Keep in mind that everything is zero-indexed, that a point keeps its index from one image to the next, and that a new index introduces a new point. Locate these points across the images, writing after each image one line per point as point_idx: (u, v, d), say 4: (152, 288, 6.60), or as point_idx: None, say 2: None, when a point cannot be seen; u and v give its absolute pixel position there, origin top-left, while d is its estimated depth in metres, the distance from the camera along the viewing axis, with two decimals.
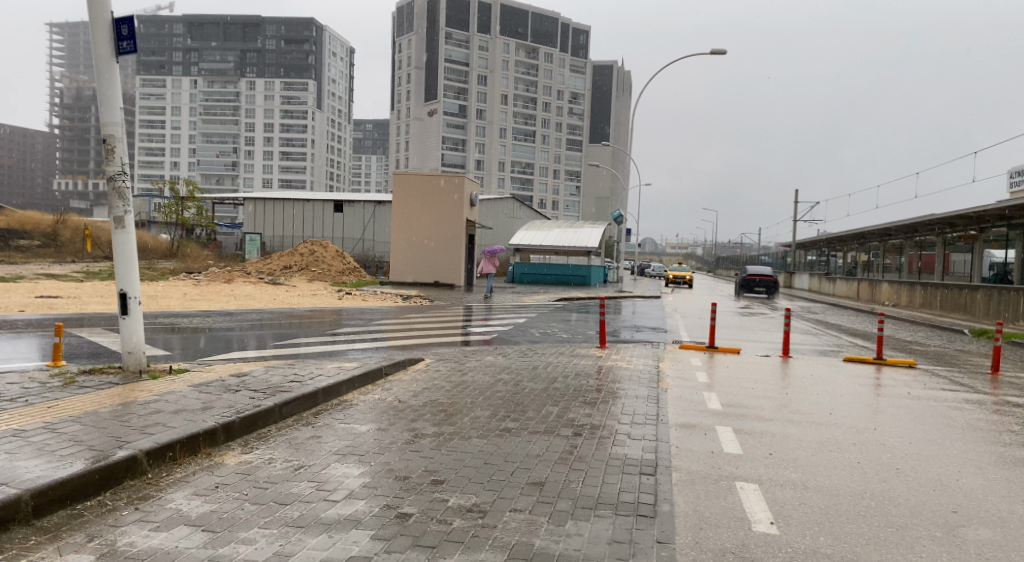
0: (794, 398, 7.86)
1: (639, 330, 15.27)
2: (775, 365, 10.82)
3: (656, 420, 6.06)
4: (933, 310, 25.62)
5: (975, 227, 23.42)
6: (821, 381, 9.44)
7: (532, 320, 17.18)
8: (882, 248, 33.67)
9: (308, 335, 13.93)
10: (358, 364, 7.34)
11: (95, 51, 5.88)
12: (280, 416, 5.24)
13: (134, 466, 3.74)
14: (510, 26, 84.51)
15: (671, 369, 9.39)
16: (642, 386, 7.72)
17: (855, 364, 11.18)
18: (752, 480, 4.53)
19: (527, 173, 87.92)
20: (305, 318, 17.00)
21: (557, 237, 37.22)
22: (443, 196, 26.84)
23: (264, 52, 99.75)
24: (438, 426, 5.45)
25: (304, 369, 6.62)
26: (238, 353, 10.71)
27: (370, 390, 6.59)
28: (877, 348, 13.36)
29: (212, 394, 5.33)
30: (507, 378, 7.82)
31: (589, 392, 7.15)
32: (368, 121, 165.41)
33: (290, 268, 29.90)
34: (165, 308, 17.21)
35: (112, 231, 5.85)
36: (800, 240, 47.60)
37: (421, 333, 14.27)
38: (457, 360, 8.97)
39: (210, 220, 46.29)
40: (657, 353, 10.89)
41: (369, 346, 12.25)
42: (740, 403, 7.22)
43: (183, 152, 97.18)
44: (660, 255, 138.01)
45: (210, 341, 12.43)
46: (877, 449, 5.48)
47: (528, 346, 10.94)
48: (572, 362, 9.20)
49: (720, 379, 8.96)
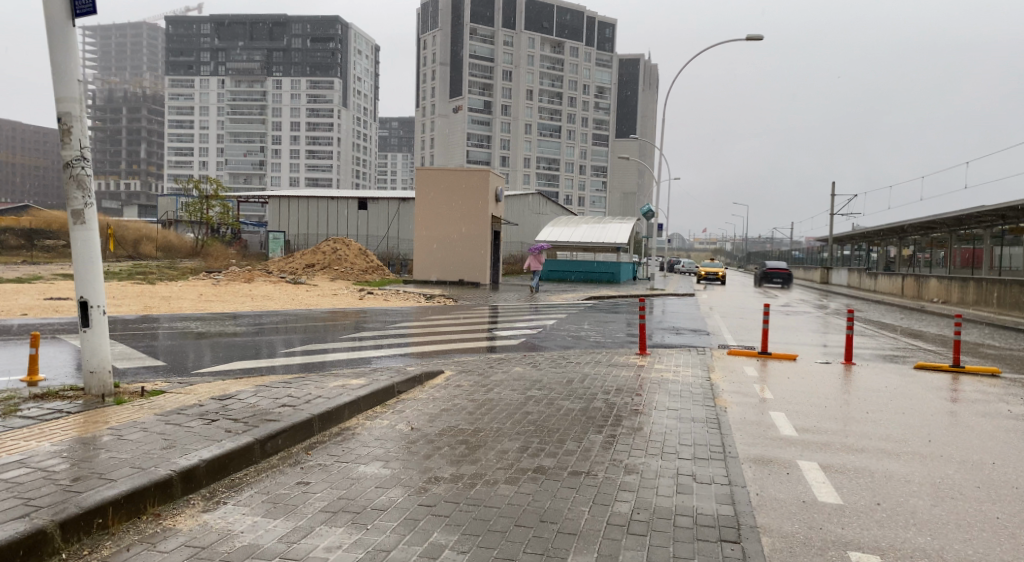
0: (878, 416, 6.67)
1: (677, 332, 14.13)
2: (837, 375, 9.53)
3: (722, 454, 4.98)
4: (989, 308, 23.86)
5: None
6: (899, 393, 8.14)
7: (563, 321, 16.12)
8: (924, 242, 31.92)
9: (327, 339, 13.00)
10: (366, 380, 6.31)
11: (47, 13, 4.94)
12: (261, 453, 4.26)
13: (39, 542, 2.80)
14: (535, 20, 83.27)
15: (724, 381, 8.24)
16: (695, 404, 6.61)
17: (928, 372, 9.87)
18: (870, 550, 3.42)
19: (552, 169, 86.67)
20: (325, 319, 16.08)
21: (586, 233, 36.06)
22: (469, 190, 25.83)
23: (290, 51, 99.62)
24: (456, 467, 4.42)
25: (300, 389, 5.63)
26: (254, 360, 9.88)
27: (379, 414, 5.56)
28: (949, 354, 11.94)
29: (181, 426, 4.35)
30: (538, 395, 6.75)
31: (632, 414, 6.08)
32: (394, 119, 165.87)
33: (313, 267, 29.15)
34: (180, 311, 16.43)
35: (70, 227, 4.96)
36: (836, 234, 45.67)
37: (444, 337, 13.22)
38: (482, 372, 7.91)
39: (235, 219, 46.06)
40: (704, 360, 9.70)
41: (391, 351, 11.28)
42: (817, 426, 6.11)
43: (212, 150, 99.51)
44: (688, 251, 135.56)
45: (226, 346, 11.55)
46: (1011, 495, 4.29)
47: (561, 353, 9.88)
48: (611, 374, 8.08)
49: (782, 395, 7.79)
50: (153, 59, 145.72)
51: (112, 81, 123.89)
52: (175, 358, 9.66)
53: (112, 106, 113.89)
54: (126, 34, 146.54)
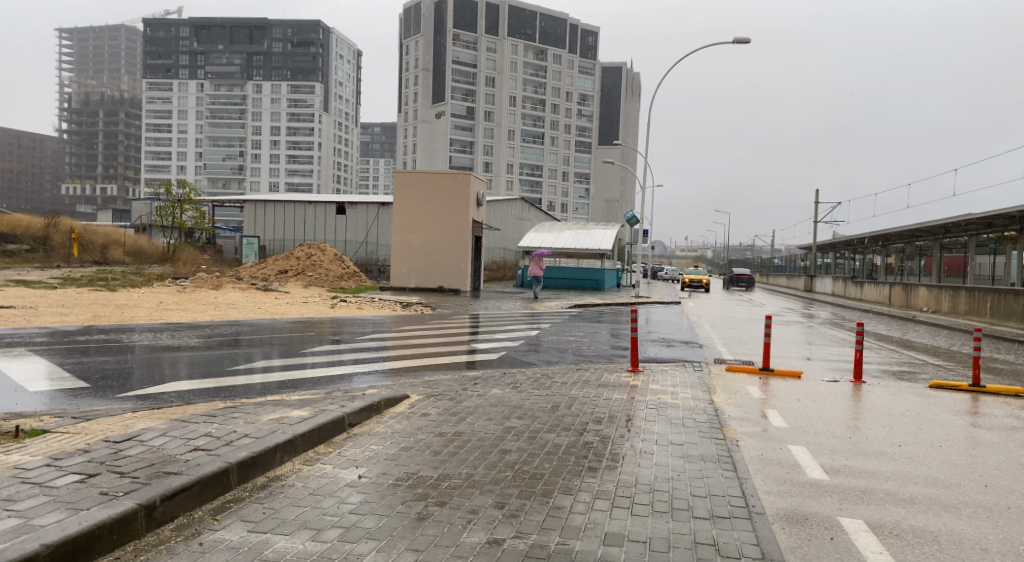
0: (913, 448, 5.77)
1: (669, 345, 13.19)
2: (848, 396, 8.57)
3: (747, 512, 4.00)
4: (982, 318, 23.15)
5: (1017, 226, 21.32)
6: (924, 417, 7.21)
7: (547, 331, 15.15)
8: (909, 250, 31.37)
9: (296, 351, 11.87)
10: (311, 411, 5.28)
11: None
12: (147, 525, 3.21)
13: None
14: (518, 27, 82.58)
15: (730, 406, 7.29)
16: (701, 437, 5.64)
17: (945, 392, 8.96)
18: None
19: (536, 175, 85.96)
20: (296, 330, 14.94)
21: (570, 240, 35.31)
22: (450, 193, 24.81)
23: (271, 54, 98.19)
24: (410, 539, 3.39)
25: (224, 425, 4.58)
26: (210, 375, 8.75)
27: (321, 459, 4.52)
28: (964, 370, 10.99)
29: (38, 488, 3.28)
30: (520, 426, 5.73)
31: (622, 453, 5.07)
32: (376, 125, 165.52)
33: (286, 273, 27.86)
34: (133, 320, 15.22)
35: None
36: (820, 241, 45.15)
37: (419, 350, 12.02)
38: (455, 395, 6.89)
39: (209, 224, 44.54)
40: (703, 379, 8.69)
41: (360, 365, 10.13)
42: (848, 464, 5.14)
43: (189, 155, 97.32)
44: (671, 258, 135.47)
45: (184, 358, 10.36)
46: None
47: (544, 370, 8.85)
48: (601, 398, 7.05)
49: (796, 421, 6.81)
50: (130, 62, 142.95)
51: (89, 84, 121.48)
52: (115, 378, 8.51)
53: (88, 110, 111.48)
54: (104, 38, 143.84)
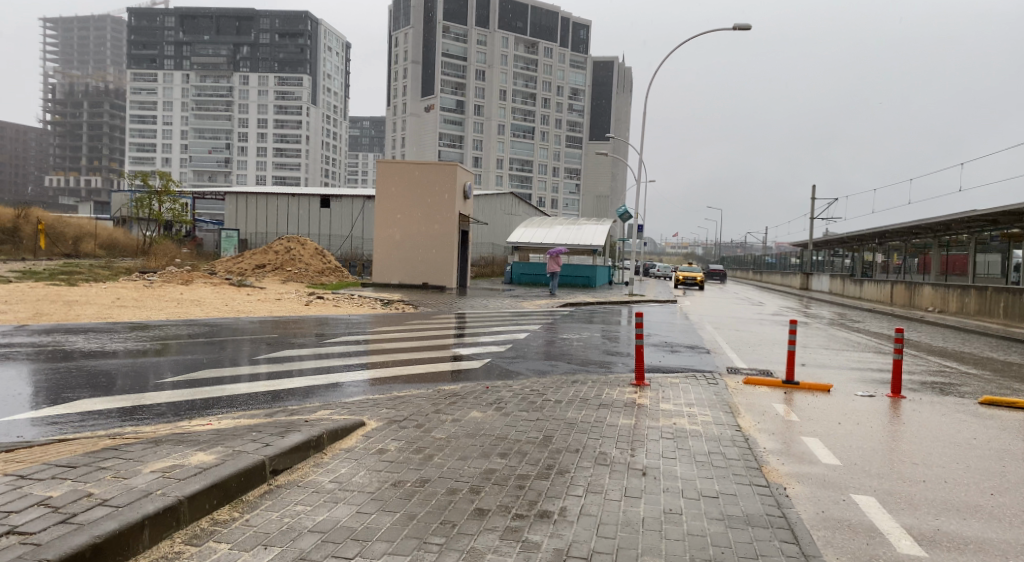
0: (1010, 499, 4.44)
1: (674, 351, 11.89)
2: (892, 416, 7.22)
3: None
4: (992, 318, 21.97)
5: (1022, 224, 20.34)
6: (996, 448, 5.90)
7: (539, 332, 13.86)
8: (907, 247, 30.28)
9: (260, 353, 10.50)
10: (220, 454, 3.92)
11: None
12: None
13: None
14: (508, 20, 80.99)
15: (761, 434, 5.97)
16: (740, 485, 4.31)
17: (997, 409, 7.72)
18: None
19: (526, 170, 84.46)
20: (267, 330, 13.52)
21: (561, 235, 34.26)
22: (438, 184, 23.40)
23: (258, 45, 96.49)
24: None
25: (79, 487, 3.20)
26: (143, 385, 7.34)
27: (219, 533, 3.17)
28: (1006, 382, 9.70)
29: None
30: (503, 470, 4.36)
31: (627, 513, 3.75)
32: (365, 120, 163.06)
33: (263, 268, 26.37)
34: (79, 319, 13.65)
35: None
36: (814, 239, 43.98)
37: (397, 353, 10.66)
38: (424, 420, 5.55)
39: (187, 216, 42.19)
40: (721, 396, 7.37)
41: (324, 371, 8.78)
42: (938, 528, 3.82)
43: (175, 147, 93.15)
44: (660, 256, 134.28)
45: (123, 362, 8.95)
46: None
47: (534, 384, 7.46)
48: (604, 425, 5.70)
49: (843, 453, 5.52)
50: (115, 53, 138.96)
51: (72, 75, 118.32)
52: (31, 389, 7.08)
53: (71, 102, 108.40)
54: (89, 30, 139.58)
